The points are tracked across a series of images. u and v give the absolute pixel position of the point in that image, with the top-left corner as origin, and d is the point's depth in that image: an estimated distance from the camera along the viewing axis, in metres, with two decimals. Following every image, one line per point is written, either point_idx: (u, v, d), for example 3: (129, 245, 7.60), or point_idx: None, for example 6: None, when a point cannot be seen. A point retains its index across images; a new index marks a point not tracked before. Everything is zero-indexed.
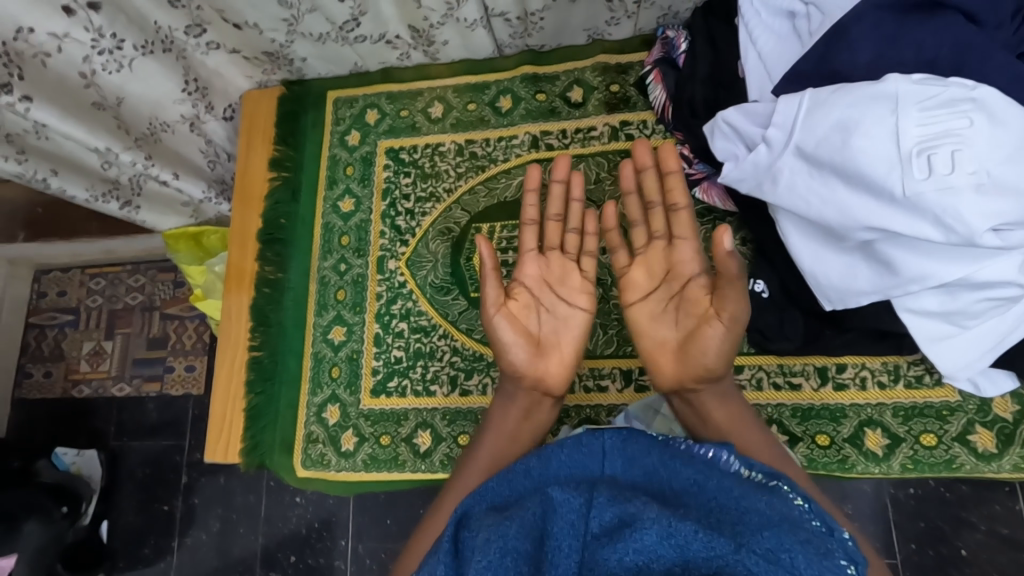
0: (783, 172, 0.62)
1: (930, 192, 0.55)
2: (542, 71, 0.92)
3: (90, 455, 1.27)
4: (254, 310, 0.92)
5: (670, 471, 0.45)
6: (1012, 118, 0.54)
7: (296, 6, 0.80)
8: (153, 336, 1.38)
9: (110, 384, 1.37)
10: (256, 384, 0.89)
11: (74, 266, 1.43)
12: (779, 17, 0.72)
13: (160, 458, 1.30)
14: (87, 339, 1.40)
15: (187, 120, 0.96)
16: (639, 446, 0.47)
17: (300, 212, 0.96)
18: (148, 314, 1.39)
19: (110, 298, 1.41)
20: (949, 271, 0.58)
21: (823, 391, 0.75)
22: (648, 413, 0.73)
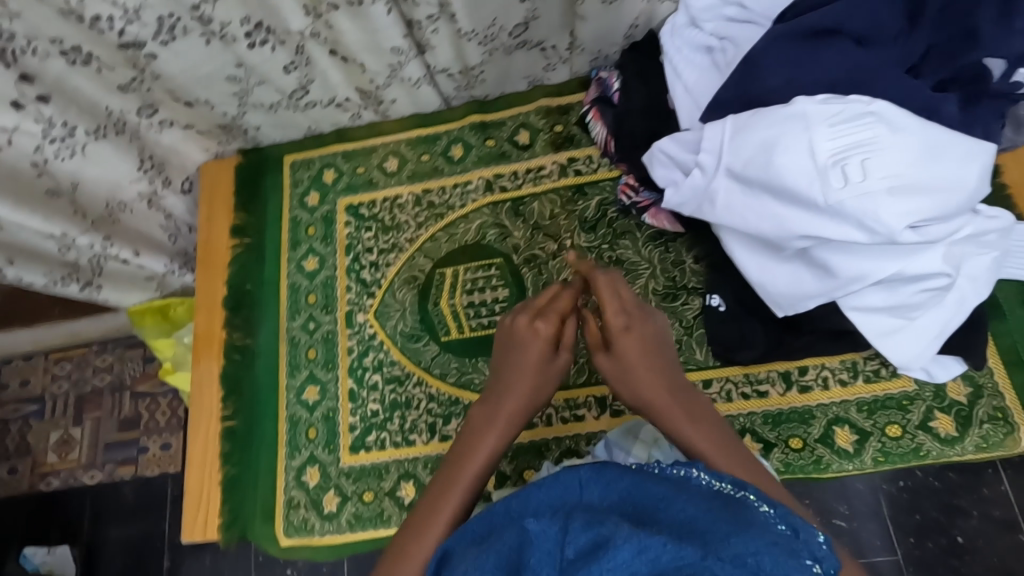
0: (719, 193, 0.67)
1: (851, 198, 0.59)
2: (489, 119, 0.97)
3: (62, 552, 1.23)
4: (225, 379, 0.91)
5: (643, 491, 0.44)
6: (910, 126, 0.59)
7: (245, 80, 0.82)
8: (124, 417, 1.34)
9: (81, 472, 1.31)
10: (232, 456, 0.87)
11: (38, 352, 1.40)
12: (697, 53, 0.79)
13: (140, 544, 1.24)
14: (53, 428, 1.35)
15: (145, 197, 0.97)
16: (613, 472, 0.46)
17: (264, 276, 0.97)
18: (118, 395, 1.36)
19: (77, 382, 1.38)
20: (884, 268, 0.62)
21: (790, 395, 0.77)
22: (627, 437, 0.73)
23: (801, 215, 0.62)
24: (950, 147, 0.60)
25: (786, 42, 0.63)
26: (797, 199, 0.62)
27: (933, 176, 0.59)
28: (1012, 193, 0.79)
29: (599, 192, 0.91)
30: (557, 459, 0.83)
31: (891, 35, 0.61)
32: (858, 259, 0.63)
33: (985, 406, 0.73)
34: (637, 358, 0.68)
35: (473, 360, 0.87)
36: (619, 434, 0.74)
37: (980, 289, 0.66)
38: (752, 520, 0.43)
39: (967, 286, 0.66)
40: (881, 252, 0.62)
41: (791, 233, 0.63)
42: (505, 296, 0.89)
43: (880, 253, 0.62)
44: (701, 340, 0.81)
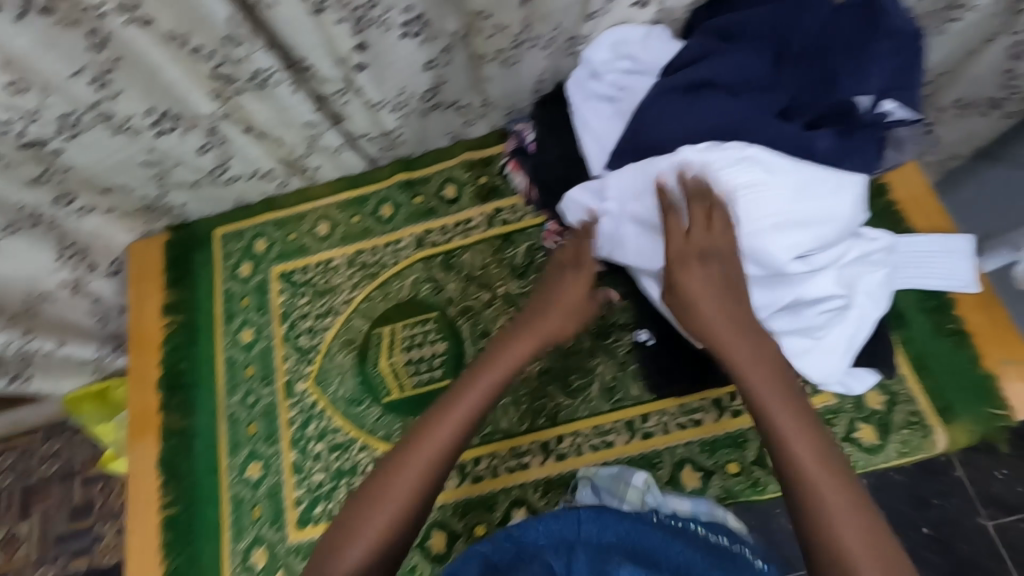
0: (627, 238, 0.71)
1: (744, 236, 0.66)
2: (415, 176, 0.99)
3: None
4: (162, 465, 0.89)
5: (640, 535, 0.60)
6: (784, 167, 0.65)
7: (160, 163, 0.82)
8: (75, 506, 1.32)
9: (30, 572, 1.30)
10: (174, 546, 0.85)
11: None
12: (600, 102, 0.82)
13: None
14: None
15: (69, 285, 0.96)
16: (612, 517, 0.61)
17: (199, 353, 0.95)
18: (66, 482, 1.34)
19: (23, 472, 1.35)
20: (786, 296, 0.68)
21: (723, 421, 0.79)
22: (617, 481, 0.75)
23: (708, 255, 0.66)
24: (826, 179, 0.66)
25: (667, 99, 0.68)
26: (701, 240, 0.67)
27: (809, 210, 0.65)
28: (900, 207, 0.85)
29: (527, 239, 0.93)
30: (506, 512, 0.81)
31: (759, 84, 0.67)
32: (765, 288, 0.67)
33: (902, 411, 0.76)
34: (712, 308, 0.64)
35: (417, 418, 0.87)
36: (609, 478, 0.76)
37: (878, 302, 0.70)
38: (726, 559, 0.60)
39: (866, 301, 0.70)
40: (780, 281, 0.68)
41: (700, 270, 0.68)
42: (444, 350, 0.89)
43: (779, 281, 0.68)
44: (635, 375, 0.83)
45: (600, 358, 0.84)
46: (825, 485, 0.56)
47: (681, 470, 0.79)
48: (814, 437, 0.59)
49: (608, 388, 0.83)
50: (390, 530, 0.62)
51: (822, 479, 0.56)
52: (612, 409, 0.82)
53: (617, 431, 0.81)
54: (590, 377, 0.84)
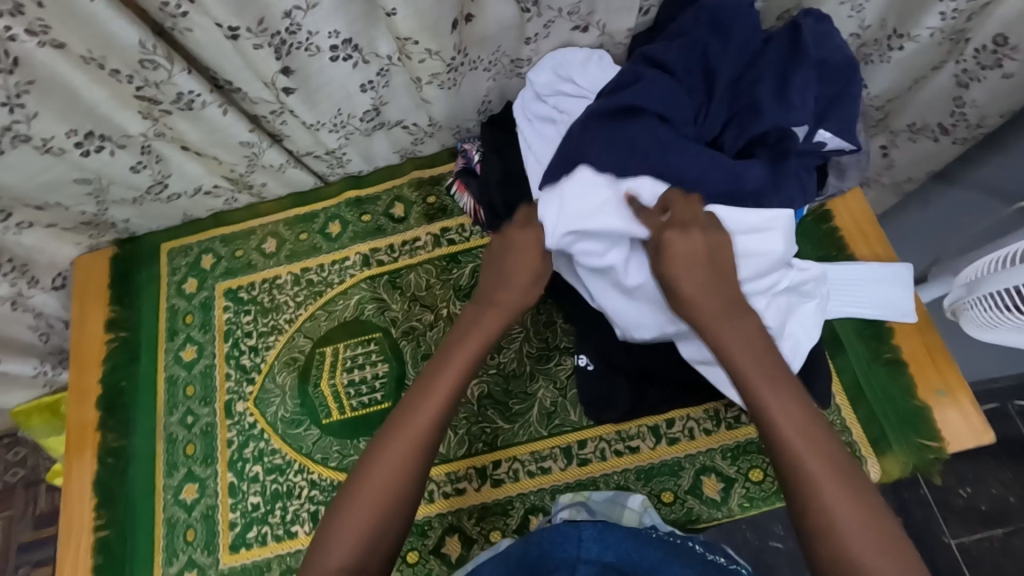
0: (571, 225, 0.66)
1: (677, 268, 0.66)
2: (364, 194, 0.99)
3: None
4: (98, 486, 0.87)
5: (640, 554, 0.62)
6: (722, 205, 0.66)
7: (95, 181, 0.81)
8: (40, 514, 1.45)
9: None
10: (104, 570, 0.83)
11: None
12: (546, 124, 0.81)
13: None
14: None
15: (8, 299, 0.94)
16: (614, 536, 0.62)
17: (140, 371, 0.94)
18: (31, 490, 1.47)
19: None
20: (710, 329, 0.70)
21: (659, 448, 0.79)
22: (613, 504, 0.74)
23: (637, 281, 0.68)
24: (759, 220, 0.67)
25: (599, 125, 0.67)
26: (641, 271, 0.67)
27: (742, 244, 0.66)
28: (843, 233, 0.85)
29: (473, 260, 0.93)
30: (439, 540, 0.79)
31: (684, 119, 0.68)
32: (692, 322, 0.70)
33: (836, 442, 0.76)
34: (692, 282, 0.62)
35: (355, 440, 0.86)
36: (603, 501, 0.75)
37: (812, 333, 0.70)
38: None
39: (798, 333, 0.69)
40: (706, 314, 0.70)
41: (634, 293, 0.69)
42: (386, 371, 0.89)
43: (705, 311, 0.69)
44: (574, 400, 0.83)
45: (540, 382, 0.84)
46: (801, 440, 0.56)
47: None
48: (794, 397, 0.59)
49: (546, 413, 0.83)
50: (384, 522, 0.60)
51: (805, 439, 0.56)
52: (550, 434, 0.81)
53: (554, 457, 0.80)
54: (529, 402, 0.83)
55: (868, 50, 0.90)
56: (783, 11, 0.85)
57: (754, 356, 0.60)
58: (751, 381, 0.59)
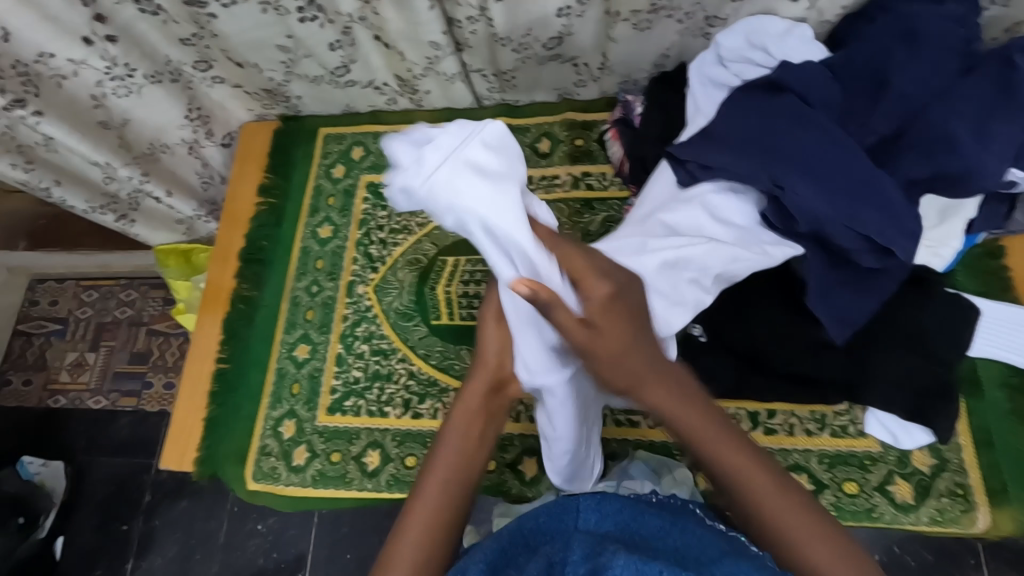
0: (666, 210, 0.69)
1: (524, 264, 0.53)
2: (515, 123, 1.00)
3: (55, 468, 1.46)
4: (227, 325, 0.97)
5: (639, 522, 0.58)
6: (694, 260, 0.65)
7: (292, 50, 0.88)
8: (136, 351, 1.65)
9: (87, 396, 1.61)
10: (217, 396, 0.93)
11: (70, 279, 1.74)
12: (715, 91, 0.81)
13: (124, 476, 1.49)
14: (70, 349, 1.68)
15: (187, 144, 1.02)
16: (610, 503, 0.59)
17: (280, 236, 1.03)
18: (134, 328, 1.67)
19: (99, 310, 1.71)
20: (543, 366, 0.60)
21: (754, 435, 0.77)
22: (658, 469, 0.76)
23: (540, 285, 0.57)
24: (813, 308, 0.67)
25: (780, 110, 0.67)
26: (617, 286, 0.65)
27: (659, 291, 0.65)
28: (1012, 276, 0.79)
29: (606, 210, 0.94)
30: (516, 457, 0.84)
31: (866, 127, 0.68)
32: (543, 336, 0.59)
33: (946, 479, 0.73)
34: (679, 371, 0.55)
35: (457, 347, 0.90)
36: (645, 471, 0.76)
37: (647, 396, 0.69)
38: (736, 549, 0.59)
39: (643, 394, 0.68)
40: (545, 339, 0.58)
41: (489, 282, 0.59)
42: None
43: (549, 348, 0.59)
44: None
45: None
46: (809, 551, 0.54)
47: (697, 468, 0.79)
48: (721, 427, 0.55)
49: None
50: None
51: (754, 479, 0.55)
52: None
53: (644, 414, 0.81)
54: None
55: None
56: (1013, 24, 0.78)
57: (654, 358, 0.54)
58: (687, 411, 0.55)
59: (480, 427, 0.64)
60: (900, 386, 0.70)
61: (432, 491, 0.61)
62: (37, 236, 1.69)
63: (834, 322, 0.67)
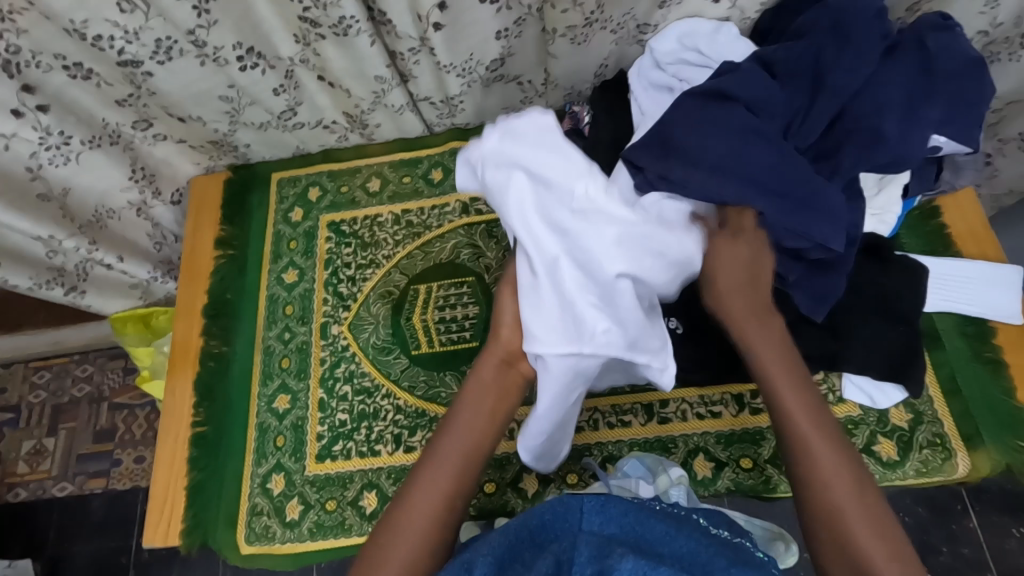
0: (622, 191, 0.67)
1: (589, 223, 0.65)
2: (469, 145, 1.02)
3: (22, 567, 1.44)
4: (199, 385, 0.94)
5: (643, 525, 0.58)
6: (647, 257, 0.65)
7: (235, 99, 0.88)
8: (100, 429, 1.63)
9: (50, 484, 1.58)
10: (198, 461, 0.89)
11: (20, 362, 1.71)
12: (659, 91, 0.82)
13: (103, 559, 1.48)
14: (26, 437, 1.64)
15: (135, 206, 1.00)
16: (616, 508, 0.58)
17: (244, 287, 1.00)
18: (94, 406, 1.65)
19: (54, 392, 1.68)
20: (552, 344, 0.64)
21: (742, 416, 0.81)
22: (653, 468, 0.76)
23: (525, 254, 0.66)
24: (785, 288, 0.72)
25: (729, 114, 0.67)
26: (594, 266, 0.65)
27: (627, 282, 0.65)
28: (951, 232, 0.84)
29: None
30: (516, 476, 0.83)
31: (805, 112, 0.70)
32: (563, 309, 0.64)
33: (925, 431, 0.76)
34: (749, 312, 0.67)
35: (441, 373, 0.90)
36: (642, 469, 0.76)
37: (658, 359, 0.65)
38: (737, 553, 0.59)
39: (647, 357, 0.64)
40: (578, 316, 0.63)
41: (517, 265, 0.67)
42: (476, 313, 0.92)
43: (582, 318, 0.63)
44: None
45: None
46: (840, 499, 0.60)
47: (693, 458, 0.80)
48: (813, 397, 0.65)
49: None
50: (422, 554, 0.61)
51: (817, 446, 0.63)
52: (633, 390, 0.83)
53: (635, 412, 0.82)
54: None
55: (994, 49, 0.88)
56: (914, 3, 0.84)
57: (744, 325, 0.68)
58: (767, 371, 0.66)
59: (489, 406, 0.68)
60: (871, 351, 0.75)
61: (434, 485, 0.64)
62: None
63: (808, 303, 0.72)
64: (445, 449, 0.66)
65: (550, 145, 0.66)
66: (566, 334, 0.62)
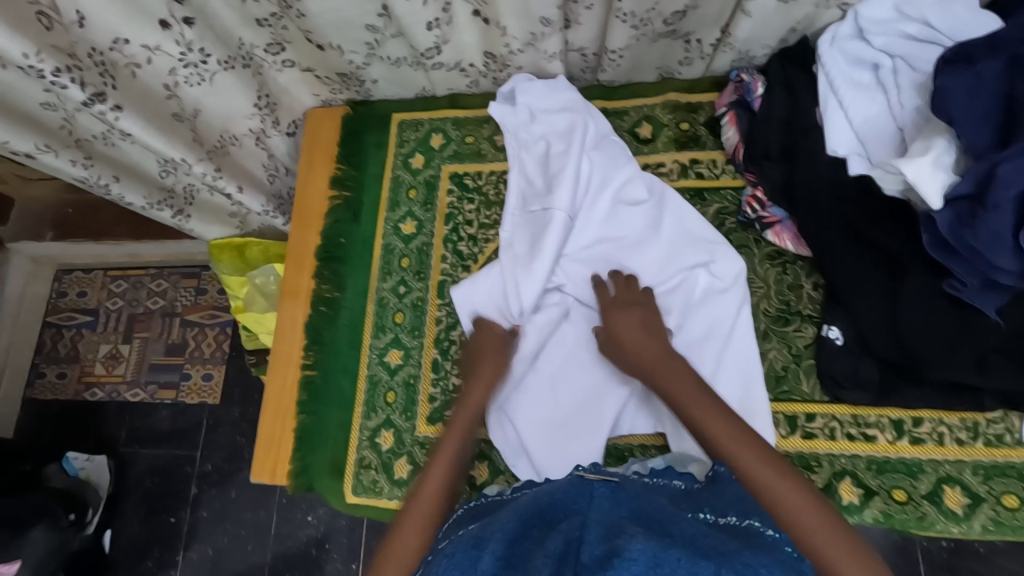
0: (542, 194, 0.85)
1: (633, 230, 0.82)
2: (612, 106, 0.92)
3: (99, 462, 1.52)
4: (309, 328, 0.91)
5: (649, 509, 0.55)
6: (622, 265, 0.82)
7: (382, 30, 0.81)
8: (172, 342, 1.67)
9: (124, 388, 1.65)
10: (307, 405, 0.88)
11: (98, 268, 1.75)
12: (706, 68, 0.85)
13: (169, 466, 1.57)
14: (103, 341, 1.70)
15: (254, 134, 0.95)
16: (625, 494, 0.56)
17: (359, 232, 0.96)
18: (168, 318, 1.69)
19: (130, 300, 1.72)
20: (561, 312, 0.83)
21: (899, 444, 0.73)
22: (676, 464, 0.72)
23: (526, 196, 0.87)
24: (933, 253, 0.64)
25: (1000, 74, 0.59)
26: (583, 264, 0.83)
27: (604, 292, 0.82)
28: None
29: (720, 201, 0.85)
30: None
31: None
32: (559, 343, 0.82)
33: None
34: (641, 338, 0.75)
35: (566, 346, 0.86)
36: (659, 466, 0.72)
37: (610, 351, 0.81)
38: (744, 538, 0.55)
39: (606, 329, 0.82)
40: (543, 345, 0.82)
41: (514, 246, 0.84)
42: None
43: (572, 295, 0.83)
44: (809, 371, 0.77)
45: (774, 343, 0.79)
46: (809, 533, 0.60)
47: (839, 480, 0.73)
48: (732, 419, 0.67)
49: (775, 375, 0.78)
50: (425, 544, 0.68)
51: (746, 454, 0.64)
52: (775, 398, 0.77)
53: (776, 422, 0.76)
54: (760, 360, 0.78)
55: None
56: None
57: (650, 367, 0.73)
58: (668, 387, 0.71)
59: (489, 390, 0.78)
60: None
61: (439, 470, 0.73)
62: (67, 226, 1.66)
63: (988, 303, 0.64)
64: (452, 434, 0.76)
65: (552, 98, 0.88)
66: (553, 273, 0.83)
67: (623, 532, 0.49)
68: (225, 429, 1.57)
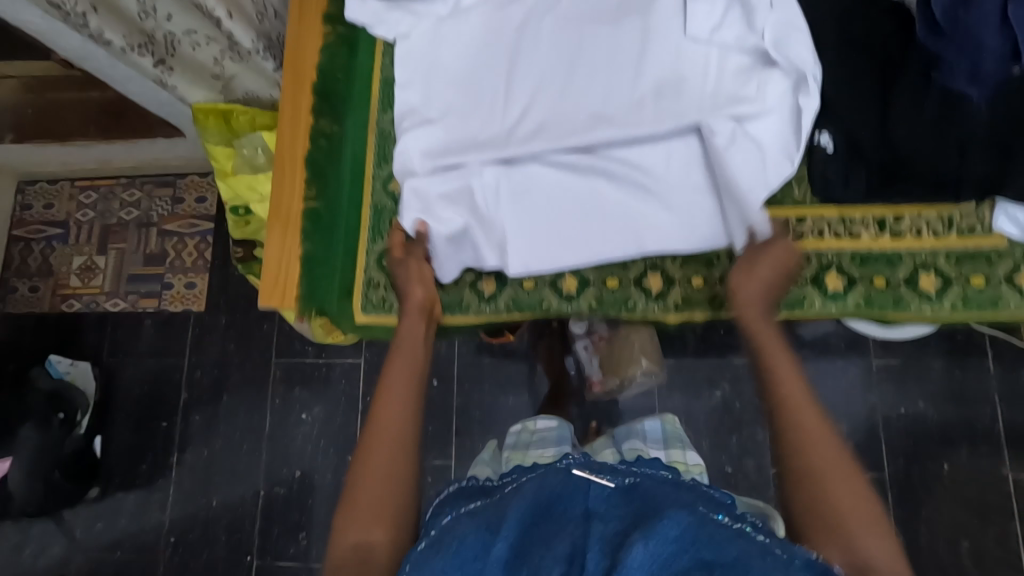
0: (518, 29, 0.89)
1: (614, 60, 0.85)
2: None
3: (83, 367, 1.50)
4: (312, 162, 0.89)
5: (653, 499, 0.59)
6: (598, 94, 0.85)
7: None
8: (149, 253, 1.62)
9: (102, 299, 1.61)
10: (312, 233, 0.88)
11: (63, 179, 1.67)
12: None
13: (157, 375, 1.55)
14: (75, 254, 1.64)
15: None
16: (622, 496, 0.59)
17: (357, 66, 0.94)
18: (144, 229, 1.64)
19: (102, 213, 1.66)
20: (522, 140, 0.85)
21: (881, 238, 0.79)
22: (666, 439, 0.91)
23: (504, 26, 0.90)
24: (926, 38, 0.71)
25: None
26: (549, 97, 0.86)
27: (572, 123, 0.85)
28: None
29: None
30: (637, 273, 0.87)
31: None
32: (531, 169, 0.85)
33: None
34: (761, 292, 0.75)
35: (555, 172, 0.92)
36: (658, 440, 0.90)
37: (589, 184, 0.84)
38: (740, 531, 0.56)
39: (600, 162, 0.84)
40: (513, 173, 0.85)
41: (484, 77, 0.89)
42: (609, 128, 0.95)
43: (537, 123, 0.86)
44: (800, 179, 0.82)
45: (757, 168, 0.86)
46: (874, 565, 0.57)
47: (824, 274, 0.79)
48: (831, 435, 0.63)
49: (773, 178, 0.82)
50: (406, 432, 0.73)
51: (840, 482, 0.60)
52: (770, 203, 0.81)
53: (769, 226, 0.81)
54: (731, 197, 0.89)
55: None
56: None
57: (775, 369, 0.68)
58: (761, 352, 0.71)
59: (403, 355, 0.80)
60: None
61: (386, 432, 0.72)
62: (27, 127, 1.51)
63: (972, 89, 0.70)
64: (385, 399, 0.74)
65: None
66: (515, 108, 0.87)
67: (624, 542, 0.53)
68: (213, 337, 1.56)
